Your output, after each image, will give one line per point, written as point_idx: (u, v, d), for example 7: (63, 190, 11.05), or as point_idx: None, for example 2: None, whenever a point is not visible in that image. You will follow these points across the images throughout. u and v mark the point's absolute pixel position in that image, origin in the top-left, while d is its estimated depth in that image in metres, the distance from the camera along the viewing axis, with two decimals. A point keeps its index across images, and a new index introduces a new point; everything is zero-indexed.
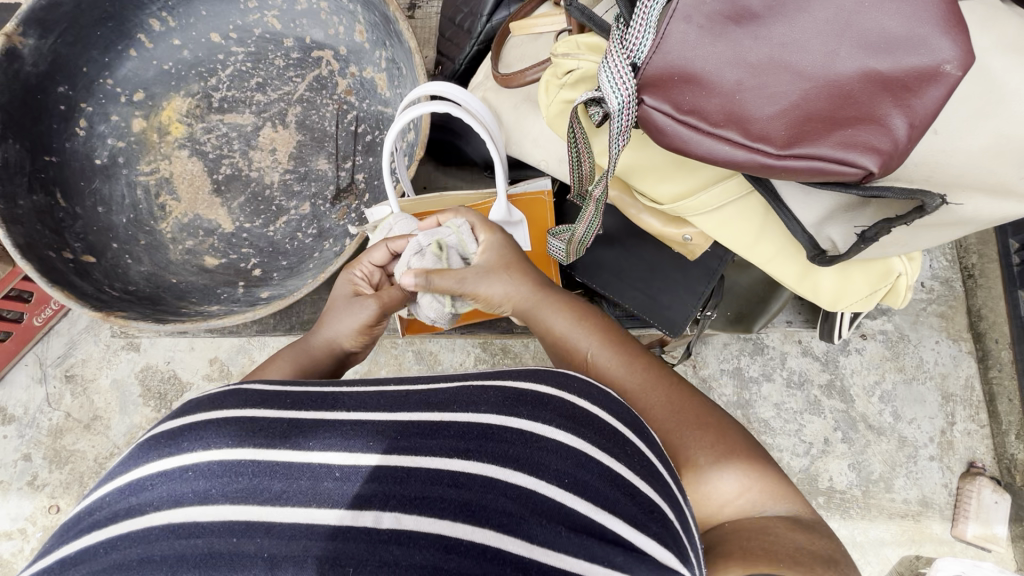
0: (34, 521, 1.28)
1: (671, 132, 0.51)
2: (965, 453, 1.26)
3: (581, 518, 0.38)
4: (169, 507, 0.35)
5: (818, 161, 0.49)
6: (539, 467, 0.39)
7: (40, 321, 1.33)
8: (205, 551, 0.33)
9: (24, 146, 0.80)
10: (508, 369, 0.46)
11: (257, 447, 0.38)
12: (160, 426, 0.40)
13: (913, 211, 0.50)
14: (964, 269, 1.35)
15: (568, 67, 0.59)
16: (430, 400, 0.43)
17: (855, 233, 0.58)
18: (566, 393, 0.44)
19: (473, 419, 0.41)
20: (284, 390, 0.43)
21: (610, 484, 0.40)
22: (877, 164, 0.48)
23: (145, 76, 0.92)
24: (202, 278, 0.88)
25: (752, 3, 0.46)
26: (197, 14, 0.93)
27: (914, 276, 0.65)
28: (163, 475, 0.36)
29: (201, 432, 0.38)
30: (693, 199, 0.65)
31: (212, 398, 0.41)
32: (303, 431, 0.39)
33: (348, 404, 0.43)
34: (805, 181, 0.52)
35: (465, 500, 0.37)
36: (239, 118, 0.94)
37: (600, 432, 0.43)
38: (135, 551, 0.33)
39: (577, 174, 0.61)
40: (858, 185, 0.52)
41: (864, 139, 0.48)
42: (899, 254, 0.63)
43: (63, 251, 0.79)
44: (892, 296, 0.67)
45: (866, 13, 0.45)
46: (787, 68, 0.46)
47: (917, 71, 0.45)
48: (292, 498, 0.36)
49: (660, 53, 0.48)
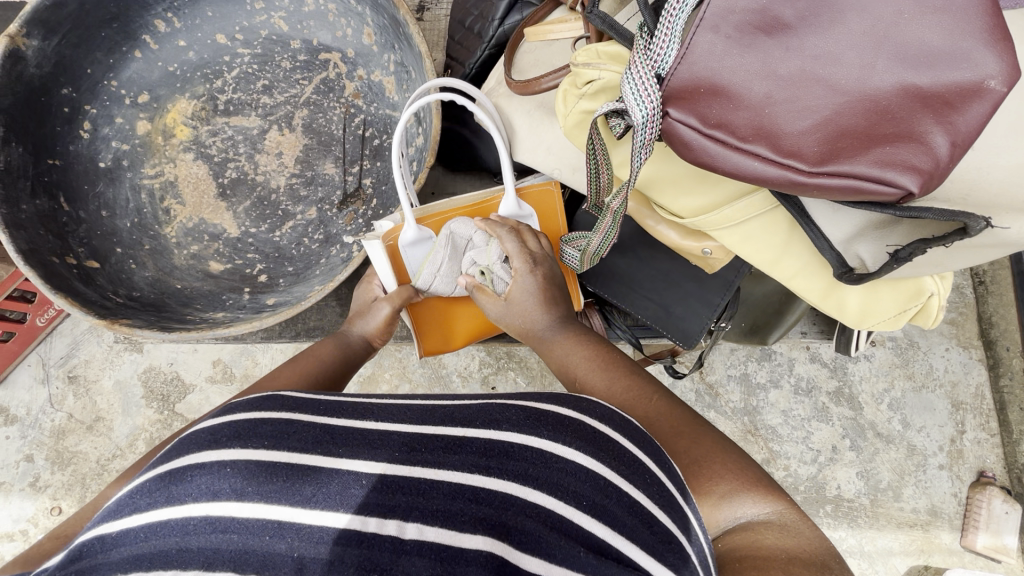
0: (35, 523, 1.27)
1: (698, 146, 0.49)
2: (975, 462, 1.24)
3: (600, 541, 0.37)
4: (206, 499, 0.35)
5: (853, 179, 0.47)
6: (561, 488, 0.39)
7: (43, 321, 1.32)
8: (240, 547, 0.34)
9: (27, 149, 0.78)
10: (530, 393, 0.46)
11: (291, 450, 0.39)
12: (206, 423, 0.42)
13: (955, 233, 0.48)
14: (976, 275, 1.33)
15: (588, 77, 0.57)
16: (456, 415, 0.44)
17: (886, 251, 0.56)
18: (586, 418, 0.44)
19: (496, 437, 0.41)
20: (317, 398, 0.45)
21: (628, 511, 0.39)
22: (917, 184, 0.46)
23: (151, 78, 0.91)
24: (207, 284, 0.87)
25: (784, 14, 0.45)
26: (203, 15, 0.92)
27: (947, 296, 0.63)
28: (202, 467, 0.37)
29: (242, 432, 0.40)
30: (715, 213, 0.63)
31: (251, 402, 0.43)
32: (334, 439, 0.40)
33: (377, 416, 0.43)
34: (837, 200, 0.50)
35: (484, 514, 0.36)
36: (245, 121, 0.93)
37: (618, 457, 0.42)
38: (172, 540, 0.34)
39: (594, 185, 0.59)
40: (895, 206, 0.49)
41: (903, 158, 0.46)
42: (932, 273, 0.60)
43: (66, 257, 0.78)
44: (922, 316, 0.65)
45: (904, 26, 0.43)
46: (820, 81, 0.45)
47: (957, 87, 0.44)
48: (321, 502, 0.36)
49: (686, 63, 0.46)
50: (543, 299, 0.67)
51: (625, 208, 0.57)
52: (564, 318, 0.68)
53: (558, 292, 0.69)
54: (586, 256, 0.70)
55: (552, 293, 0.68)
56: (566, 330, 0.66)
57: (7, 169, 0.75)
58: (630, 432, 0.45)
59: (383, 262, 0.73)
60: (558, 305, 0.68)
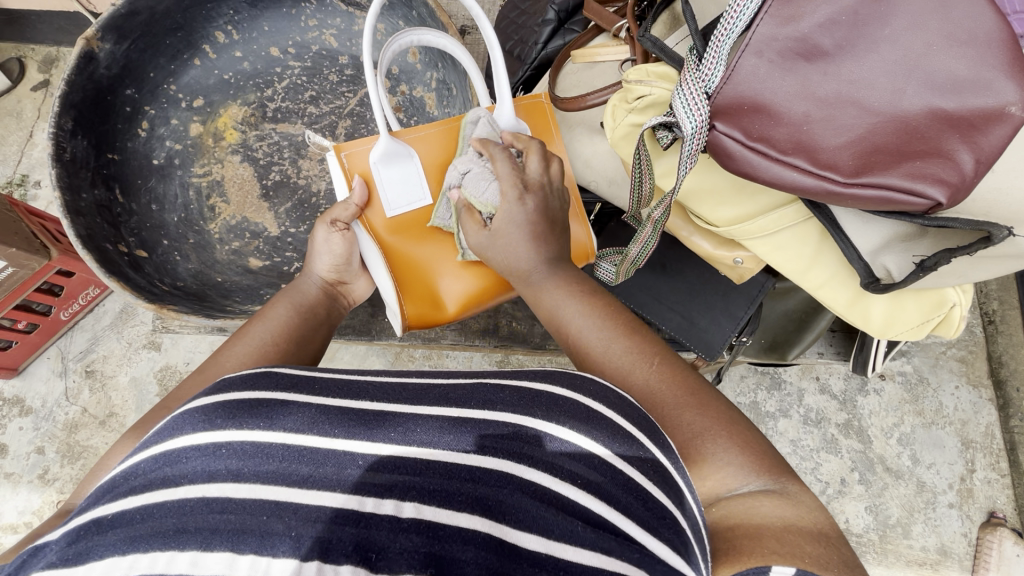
0: (41, 516, 1.23)
1: (741, 157, 0.54)
2: (985, 502, 1.24)
3: (596, 516, 0.37)
4: (202, 481, 0.35)
5: (886, 190, 0.51)
6: (554, 467, 0.39)
7: (66, 315, 1.29)
8: (236, 526, 0.32)
9: (91, 142, 0.83)
10: (521, 371, 0.46)
11: (285, 429, 0.38)
12: (197, 402, 0.40)
13: (979, 241, 0.53)
14: (985, 314, 1.35)
15: (640, 93, 0.62)
16: (450, 395, 0.43)
17: (911, 262, 0.61)
18: (579, 395, 0.44)
19: (490, 417, 0.41)
20: (314, 376, 0.44)
21: (623, 489, 0.39)
22: (945, 195, 0.51)
23: (206, 84, 0.96)
24: (247, 279, 0.92)
25: (823, 42, 0.49)
26: (260, 29, 0.97)
27: (967, 307, 0.67)
28: (198, 449, 0.36)
29: (235, 412, 0.38)
30: (750, 223, 0.67)
31: (244, 380, 0.42)
32: (329, 419, 0.39)
33: (371, 395, 0.43)
34: (869, 209, 0.54)
35: (481, 494, 0.36)
36: (291, 127, 0.98)
37: (613, 433, 0.42)
38: (169, 521, 0.32)
39: (637, 194, 0.64)
40: (923, 214, 0.54)
41: (932, 171, 0.50)
42: (954, 286, 0.65)
43: (118, 244, 0.82)
44: (943, 326, 0.69)
45: (934, 56, 0.48)
46: (855, 103, 0.49)
47: (982, 111, 0.48)
48: (317, 483, 0.35)
49: (731, 84, 0.51)
50: (533, 234, 0.63)
51: (664, 220, 0.63)
52: (556, 261, 0.64)
53: (548, 228, 0.65)
54: (623, 266, 0.74)
55: (541, 232, 0.64)
56: (557, 275, 0.63)
57: (72, 160, 0.79)
58: (628, 413, 0.45)
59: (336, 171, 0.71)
60: (547, 245, 0.64)
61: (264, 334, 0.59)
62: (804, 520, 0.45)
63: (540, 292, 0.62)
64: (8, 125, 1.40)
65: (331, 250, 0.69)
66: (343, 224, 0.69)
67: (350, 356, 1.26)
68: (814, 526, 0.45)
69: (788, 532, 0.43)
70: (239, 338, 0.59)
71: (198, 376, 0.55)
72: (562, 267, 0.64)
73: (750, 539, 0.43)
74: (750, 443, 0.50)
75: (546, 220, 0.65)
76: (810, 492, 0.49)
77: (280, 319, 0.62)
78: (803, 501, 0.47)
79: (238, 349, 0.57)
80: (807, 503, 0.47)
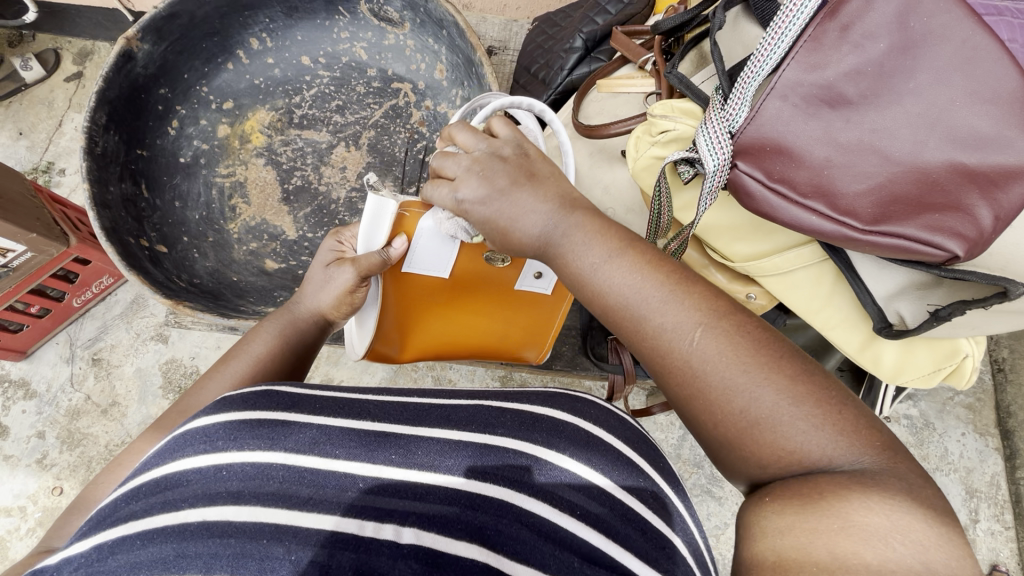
0: (34, 501, 1.23)
1: (760, 197, 0.55)
2: (988, 554, 1.20)
3: (593, 550, 0.36)
4: (203, 504, 0.34)
5: (903, 240, 0.52)
6: (554, 497, 0.38)
7: (78, 302, 1.31)
8: (237, 551, 0.31)
9: (122, 138, 0.86)
10: (522, 396, 0.47)
11: (288, 450, 0.38)
12: (201, 421, 0.40)
13: (995, 295, 0.53)
14: (995, 361, 1.34)
15: (663, 127, 0.63)
16: (451, 417, 0.43)
17: (926, 310, 0.61)
18: (580, 420, 0.45)
19: (492, 444, 0.41)
20: (313, 394, 0.44)
21: (622, 519, 0.39)
22: (963, 249, 0.52)
23: (237, 88, 0.99)
24: (261, 280, 0.93)
25: (848, 91, 0.50)
26: (293, 38, 1.00)
27: (981, 358, 0.66)
28: (199, 472, 0.36)
29: (237, 432, 0.38)
30: (765, 261, 0.68)
31: (245, 399, 0.42)
32: (329, 440, 0.39)
33: (376, 416, 0.42)
34: (885, 256, 0.55)
35: (480, 523, 0.35)
36: (315, 135, 1.00)
37: (612, 460, 0.42)
38: (170, 547, 0.31)
39: (654, 225, 0.64)
40: (941, 266, 0.55)
41: (950, 225, 0.51)
42: (967, 336, 0.65)
43: (140, 239, 0.84)
44: (955, 377, 0.68)
45: (957, 111, 0.49)
46: (877, 152, 0.50)
47: (1003, 169, 0.49)
48: (317, 505, 0.35)
49: (754, 124, 0.52)
50: (510, 198, 0.50)
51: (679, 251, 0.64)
52: (563, 208, 0.49)
53: (517, 182, 0.50)
54: None
55: (513, 194, 0.50)
56: (573, 229, 0.48)
57: (103, 154, 0.82)
58: (625, 436, 0.46)
59: (382, 217, 0.63)
60: (529, 197, 0.49)
61: (242, 368, 0.59)
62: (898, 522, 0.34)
63: (566, 255, 0.48)
64: (39, 113, 1.43)
65: (334, 286, 0.66)
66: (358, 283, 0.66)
67: (354, 361, 1.26)
68: (919, 546, 0.33)
69: (862, 543, 0.33)
70: (221, 365, 0.60)
71: (179, 405, 0.56)
72: (577, 210, 0.49)
73: (796, 550, 0.35)
74: (841, 425, 0.39)
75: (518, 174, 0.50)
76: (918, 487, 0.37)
77: (263, 349, 0.62)
78: (908, 491, 0.36)
79: (217, 383, 0.58)
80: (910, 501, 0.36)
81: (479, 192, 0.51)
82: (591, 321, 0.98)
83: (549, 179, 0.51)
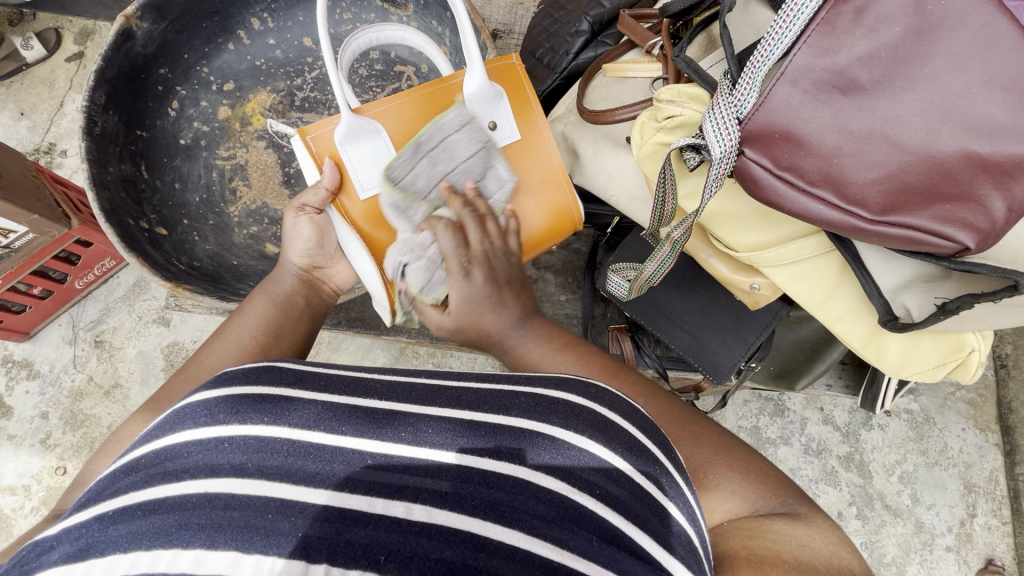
0: (39, 480, 1.24)
1: (767, 185, 0.53)
2: (984, 548, 1.21)
3: (614, 529, 0.36)
4: (205, 476, 0.34)
5: (913, 231, 0.51)
6: (570, 474, 0.38)
7: (80, 284, 1.31)
8: (242, 524, 0.31)
9: (121, 118, 0.84)
10: (537, 378, 0.46)
11: (292, 425, 0.37)
12: (201, 395, 0.39)
13: (1006, 289, 0.53)
14: (997, 357, 1.33)
15: (670, 113, 0.63)
16: (462, 398, 0.43)
17: (933, 302, 0.61)
18: (596, 405, 0.44)
19: (503, 422, 0.41)
20: (317, 371, 0.43)
21: (639, 501, 0.39)
22: (973, 240, 0.50)
23: (238, 69, 0.98)
24: (263, 265, 0.94)
25: (860, 76, 0.49)
26: (295, 19, 0.98)
27: (987, 353, 0.66)
28: (200, 444, 0.36)
29: (238, 406, 0.38)
30: (771, 251, 0.66)
31: (246, 374, 0.41)
32: (337, 416, 0.39)
33: (378, 394, 0.42)
34: (894, 248, 0.54)
35: (495, 499, 0.35)
36: (317, 118, 1.00)
37: (628, 447, 0.42)
38: (172, 518, 0.31)
39: (657, 213, 0.64)
40: (951, 258, 0.54)
41: (961, 215, 0.50)
42: (975, 331, 0.64)
43: (140, 221, 0.83)
44: (961, 370, 0.68)
45: (972, 99, 0.48)
46: (887, 140, 0.49)
47: (1017, 159, 0.49)
48: (323, 480, 0.34)
49: (763, 111, 0.51)
50: (492, 302, 0.63)
51: (682, 240, 0.64)
52: (524, 317, 0.64)
53: (506, 291, 0.64)
54: (637, 283, 0.75)
55: (504, 296, 0.64)
56: (527, 332, 0.63)
57: (102, 134, 0.81)
58: (640, 424, 0.45)
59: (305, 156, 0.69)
60: (509, 305, 0.64)
61: (244, 330, 0.61)
62: (819, 545, 0.45)
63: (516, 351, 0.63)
64: (40, 94, 1.42)
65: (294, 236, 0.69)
66: (311, 209, 0.69)
67: (355, 347, 1.26)
68: (830, 553, 0.46)
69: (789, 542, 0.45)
70: (217, 338, 0.60)
71: (180, 375, 0.56)
72: (533, 322, 0.64)
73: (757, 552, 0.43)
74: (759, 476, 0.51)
75: (501, 284, 0.65)
76: (821, 518, 0.49)
77: (258, 313, 0.63)
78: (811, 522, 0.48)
79: (221, 346, 0.59)
80: (821, 530, 0.48)
81: (481, 283, 0.64)
82: (592, 311, 0.95)
83: (528, 293, 0.67)
